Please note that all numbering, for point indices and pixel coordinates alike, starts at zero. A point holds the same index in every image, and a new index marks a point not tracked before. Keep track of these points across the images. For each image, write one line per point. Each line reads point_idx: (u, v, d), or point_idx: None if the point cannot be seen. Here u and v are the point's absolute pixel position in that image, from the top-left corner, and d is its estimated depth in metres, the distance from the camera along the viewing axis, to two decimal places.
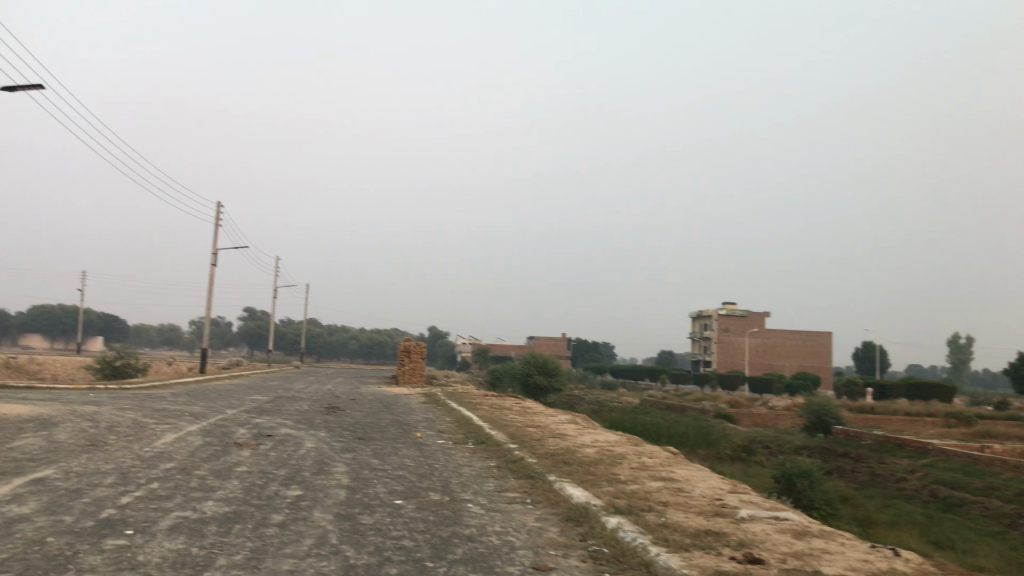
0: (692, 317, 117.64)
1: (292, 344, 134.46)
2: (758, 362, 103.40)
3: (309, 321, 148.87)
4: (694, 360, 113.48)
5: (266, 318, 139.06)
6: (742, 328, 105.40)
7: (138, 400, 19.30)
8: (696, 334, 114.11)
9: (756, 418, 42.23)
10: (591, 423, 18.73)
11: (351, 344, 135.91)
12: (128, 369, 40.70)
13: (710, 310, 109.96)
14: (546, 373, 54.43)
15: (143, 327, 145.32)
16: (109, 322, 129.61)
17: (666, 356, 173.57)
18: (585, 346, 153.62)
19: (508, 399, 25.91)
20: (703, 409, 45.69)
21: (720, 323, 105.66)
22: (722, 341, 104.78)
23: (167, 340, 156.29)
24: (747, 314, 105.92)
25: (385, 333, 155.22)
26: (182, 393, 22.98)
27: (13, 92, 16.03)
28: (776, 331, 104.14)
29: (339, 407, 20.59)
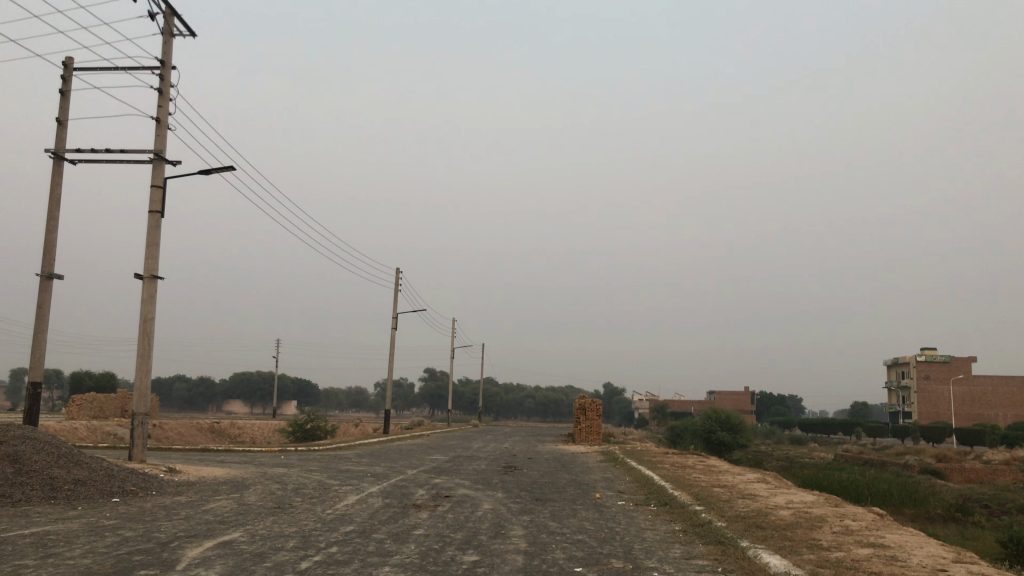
0: (887, 365, 110.40)
1: (471, 403, 137.17)
2: (966, 412, 95.44)
3: (487, 381, 151.56)
4: (891, 411, 105.95)
5: (445, 379, 142.88)
6: (945, 376, 97.78)
7: (324, 462, 19.96)
8: (892, 383, 106.83)
9: (969, 473, 38.57)
10: (783, 482, 17.56)
11: (528, 403, 137.04)
12: (317, 432, 42.54)
13: (906, 357, 102.82)
14: (729, 429, 52.35)
15: (332, 391, 153.03)
16: (302, 387, 137.40)
17: (859, 409, 163.11)
18: (769, 399, 147.35)
19: (690, 457, 24.95)
20: (906, 465, 42.25)
21: (918, 371, 98.60)
22: (921, 390, 97.51)
23: (354, 403, 163.60)
24: (949, 360, 98.13)
25: (561, 390, 155.52)
26: (365, 455, 23.61)
27: (209, 174, 17.20)
28: (984, 378, 95.99)
29: (518, 467, 20.42)
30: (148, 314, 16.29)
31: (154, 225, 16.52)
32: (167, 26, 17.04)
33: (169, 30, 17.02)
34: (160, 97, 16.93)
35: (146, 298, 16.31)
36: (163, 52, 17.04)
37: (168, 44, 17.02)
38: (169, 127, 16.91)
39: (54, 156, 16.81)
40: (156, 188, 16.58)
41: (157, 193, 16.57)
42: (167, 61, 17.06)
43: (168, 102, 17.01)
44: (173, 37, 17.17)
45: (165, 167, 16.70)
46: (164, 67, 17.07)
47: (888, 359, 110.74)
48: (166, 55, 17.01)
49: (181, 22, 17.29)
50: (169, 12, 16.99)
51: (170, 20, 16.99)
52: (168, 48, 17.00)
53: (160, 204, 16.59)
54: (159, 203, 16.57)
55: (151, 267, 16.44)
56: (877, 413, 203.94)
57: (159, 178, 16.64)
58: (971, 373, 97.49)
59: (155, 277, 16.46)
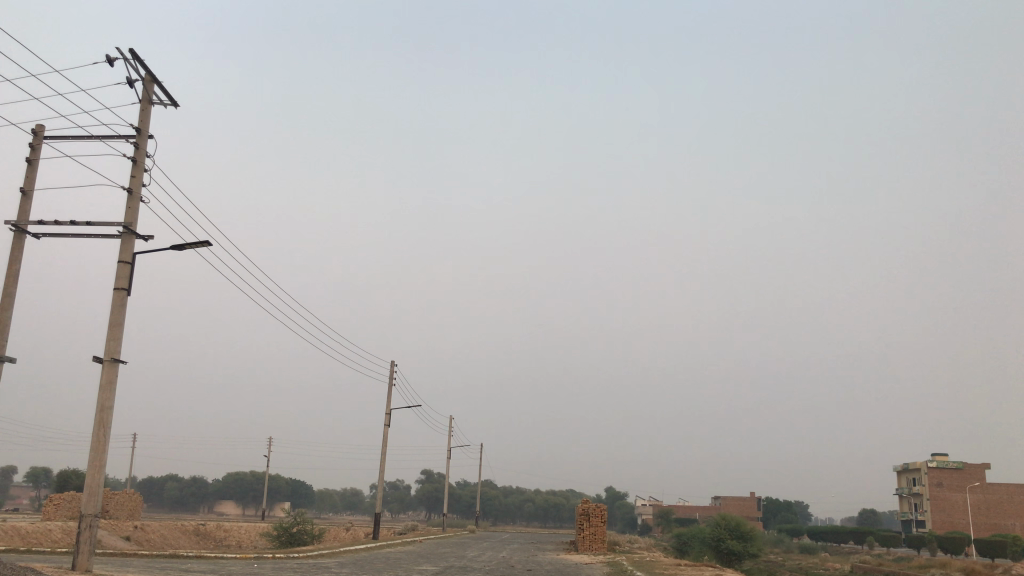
0: (897, 471, 107.18)
1: (468, 507, 133.08)
2: (982, 521, 91.83)
3: (486, 484, 147.74)
4: (903, 519, 101.90)
5: (442, 481, 139.12)
6: (958, 484, 94.59)
7: (298, 572, 17.95)
8: (903, 489, 103.35)
9: None
10: None
11: (527, 506, 133.20)
12: (303, 536, 40.11)
13: (917, 463, 99.80)
14: (739, 537, 49.48)
15: (327, 494, 149.29)
16: (296, 488, 133.88)
17: (868, 517, 157.75)
18: (776, 506, 143.14)
19: (706, 569, 22.79)
20: None
21: (930, 478, 95.66)
22: (935, 498, 94.24)
23: (349, 505, 159.28)
24: (961, 466, 95.11)
25: (562, 494, 151.28)
26: (347, 563, 21.48)
27: (183, 250, 15.79)
28: (999, 486, 92.87)
29: None
30: (105, 402, 14.62)
31: (119, 303, 15.01)
32: (146, 94, 15.96)
33: (148, 97, 15.94)
34: (134, 166, 15.71)
35: (104, 384, 14.68)
36: (140, 119, 15.92)
37: (146, 112, 15.90)
38: (141, 198, 15.61)
39: (15, 229, 15.47)
40: (123, 263, 15.17)
41: (125, 269, 15.15)
42: (143, 129, 15.91)
43: (143, 171, 15.78)
44: (152, 105, 16.06)
45: (135, 241, 15.34)
46: (140, 136, 15.92)
47: (898, 466, 107.48)
48: (142, 123, 15.87)
49: (162, 90, 16.22)
50: (149, 79, 15.92)
51: (149, 87, 15.93)
52: (146, 114, 15.89)
53: (127, 281, 15.14)
54: (125, 280, 15.12)
55: (112, 350, 14.85)
56: (887, 521, 197.30)
57: (127, 253, 15.26)
58: (986, 480, 94.36)
59: (115, 360, 14.89)
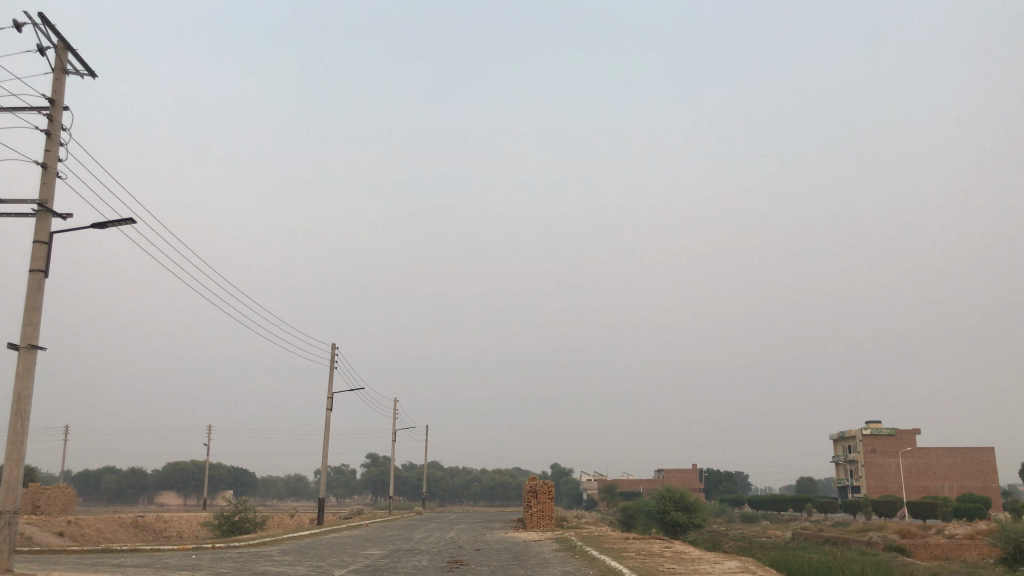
0: (834, 439, 109.69)
1: (414, 488, 132.68)
2: (914, 485, 94.81)
3: (432, 465, 147.40)
4: (840, 486, 104.70)
5: (388, 464, 138.30)
6: (891, 449, 97.24)
7: (238, 561, 17.37)
8: (839, 457, 105.99)
9: (934, 549, 36.95)
10: (766, 571, 15.58)
11: (473, 486, 133.44)
12: (246, 524, 39.26)
13: (852, 430, 102.34)
14: (684, 508, 50.04)
15: (270, 481, 147.36)
16: (238, 476, 131.82)
17: (806, 484, 161.71)
18: (718, 477, 145.79)
19: (654, 542, 22.79)
20: (869, 542, 40.33)
21: (865, 445, 98.16)
22: (869, 464, 96.80)
23: (293, 491, 157.58)
24: (894, 432, 97.72)
25: (509, 473, 151.81)
26: (291, 550, 20.85)
27: (104, 228, 14.90)
28: (929, 450, 95.82)
29: (465, 561, 17.87)
30: (22, 391, 13.76)
31: (35, 286, 14.13)
32: (59, 62, 14.98)
33: (61, 66, 14.97)
34: (48, 140, 14.75)
35: (22, 372, 13.82)
36: (53, 89, 14.93)
37: (60, 82, 14.93)
38: (57, 173, 14.69)
39: None
40: (39, 244, 14.27)
41: (40, 250, 14.25)
42: (57, 100, 14.94)
43: (58, 145, 14.83)
44: (66, 74, 15.09)
45: (51, 220, 14.43)
46: (53, 107, 14.94)
47: (834, 434, 110.19)
48: (56, 94, 14.90)
49: (77, 59, 15.27)
50: (62, 46, 14.94)
51: (63, 54, 14.95)
52: (59, 84, 14.92)
53: (44, 261, 14.25)
54: (41, 260, 14.23)
55: (29, 336, 13.97)
56: (824, 488, 202.67)
57: (43, 232, 14.35)
58: (917, 445, 97.15)
59: (33, 346, 14.03)
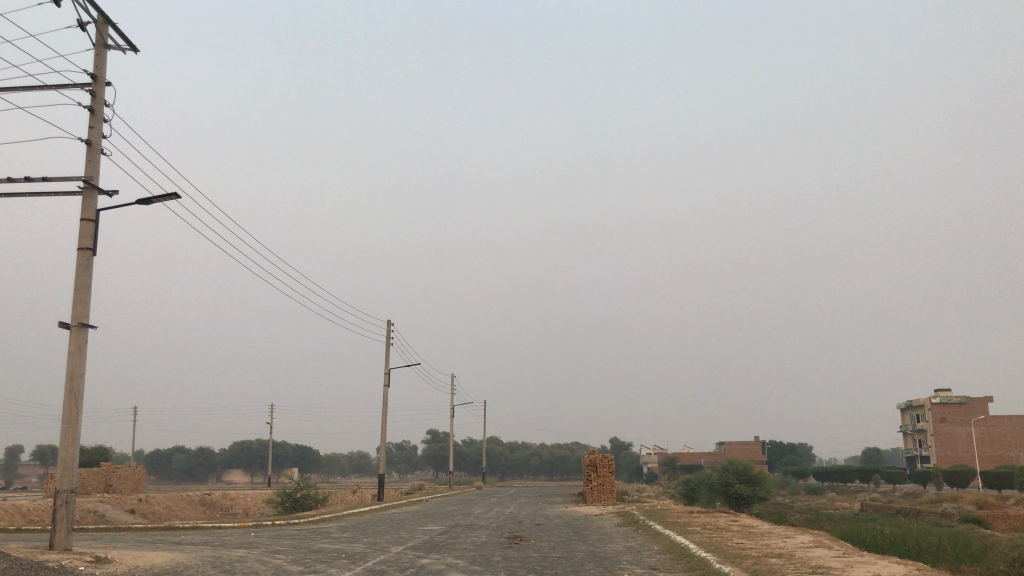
0: (901, 408, 106.98)
1: (474, 464, 133.43)
2: (987, 454, 91.90)
3: (491, 441, 148.05)
4: (908, 456, 102.20)
5: (448, 440, 139.21)
6: (962, 418, 94.36)
7: (296, 538, 17.23)
8: (907, 426, 103.32)
9: (1013, 521, 35.48)
10: (844, 545, 14.71)
11: (533, 461, 133.70)
12: (308, 501, 39.57)
13: (920, 399, 99.58)
14: (748, 481, 49.09)
15: (333, 458, 149.70)
16: (303, 454, 134.18)
17: (872, 455, 158.33)
18: (781, 448, 143.68)
19: (721, 516, 22.12)
20: (943, 514, 38.91)
21: (934, 414, 95.47)
22: (939, 433, 94.21)
23: (356, 467, 160.01)
24: (964, 400, 94.75)
25: (568, 447, 151.65)
26: (349, 527, 20.75)
27: (150, 205, 14.68)
28: (1002, 418, 92.77)
29: (525, 537, 17.28)
30: (75, 370, 13.66)
31: (84, 264, 13.99)
32: (99, 37, 14.78)
33: (102, 41, 14.76)
34: (91, 116, 14.56)
35: (74, 351, 13.71)
36: (95, 64, 14.72)
37: (100, 56, 14.71)
38: (101, 150, 14.49)
39: None
40: (86, 221, 14.12)
41: (88, 228, 14.09)
42: (99, 77, 14.74)
43: (101, 121, 14.64)
44: (108, 49, 14.90)
45: (98, 197, 14.26)
46: (96, 83, 14.74)
47: (901, 403, 107.41)
48: (98, 69, 14.69)
49: (118, 34, 15.05)
50: (102, 21, 14.72)
51: (103, 29, 14.73)
52: (101, 59, 14.71)
53: (91, 240, 14.10)
54: (89, 238, 14.08)
55: (80, 314, 13.85)
56: (890, 460, 198.42)
57: (90, 210, 14.20)
58: (989, 413, 94.12)
59: (84, 324, 13.91)
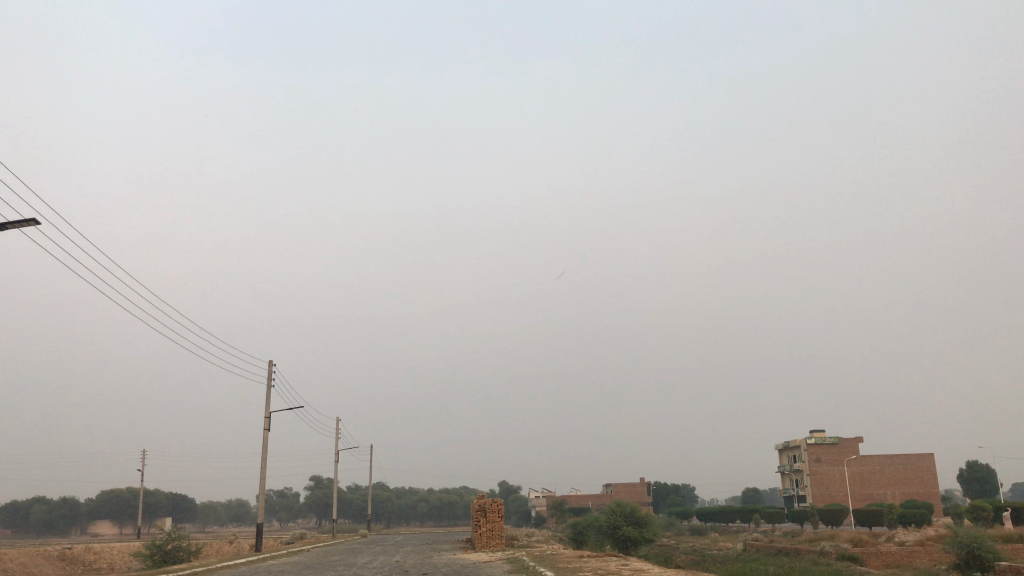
0: (779, 449, 110.51)
1: (359, 510, 129.88)
2: (859, 493, 95.63)
3: (377, 486, 144.62)
4: (786, 495, 105.42)
5: (333, 486, 135.16)
6: (835, 458, 98.06)
7: None
8: (785, 467, 106.71)
9: (886, 557, 36.69)
10: None
11: (420, 506, 131.31)
12: (180, 553, 37.29)
13: (796, 440, 103.16)
14: (635, 523, 49.26)
15: (210, 506, 143.01)
16: (177, 502, 127.60)
17: (751, 495, 162.88)
18: (665, 490, 145.97)
19: (611, 560, 21.78)
20: (822, 552, 39.93)
21: (810, 454, 98.84)
22: (814, 473, 97.53)
23: (235, 516, 153.31)
24: (837, 441, 98.62)
25: (456, 492, 149.78)
26: None
27: (6, 231, 13.44)
28: (872, 458, 96.90)
29: None
30: None
31: None
32: None
33: None
34: None
35: None
36: None
37: None
38: None
39: None
40: None
41: None
42: None
43: None
44: None
45: None
46: None
47: (779, 444, 111.01)
48: None
49: None
50: None
51: None
52: None
53: None
54: None
55: None
56: (769, 500, 204.40)
57: None
58: (860, 453, 98.19)
59: None
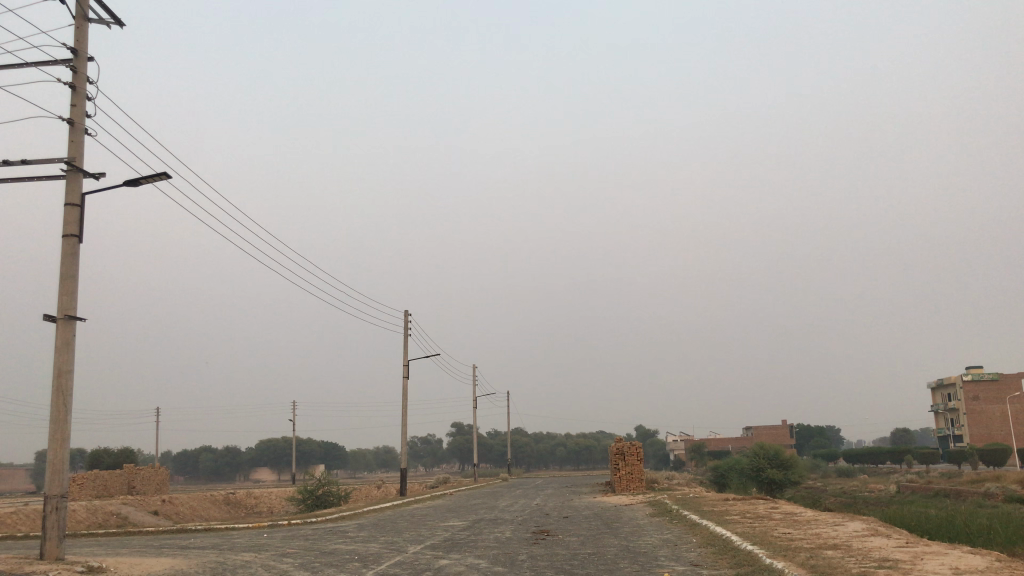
0: (931, 387, 104.91)
1: (499, 455, 132.65)
2: (1022, 432, 89.75)
3: (517, 432, 147.25)
4: (940, 435, 100.29)
5: (473, 432, 138.38)
6: (995, 395, 92.27)
7: (310, 539, 16.21)
8: (939, 406, 101.23)
9: None
10: (901, 533, 13.43)
11: (558, 451, 132.86)
12: (330, 497, 38.76)
13: (951, 377, 97.57)
14: (779, 465, 47.73)
15: (359, 453, 149.59)
16: (329, 450, 133.99)
17: (901, 436, 156.24)
18: (809, 432, 141.87)
19: (759, 503, 20.84)
20: (988, 494, 37.39)
21: (966, 392, 93.48)
22: (971, 411, 92.19)
23: (383, 463, 159.84)
24: (997, 378, 92.60)
25: (594, 436, 150.58)
26: (367, 525, 19.76)
27: (138, 186, 13.67)
28: None
29: (552, 531, 16.18)
30: (63, 366, 12.73)
31: (71, 252, 13.01)
32: (80, 10, 13.80)
33: (82, 14, 13.78)
34: (74, 94, 13.57)
35: (60, 346, 12.75)
36: (76, 38, 13.72)
37: (82, 31, 13.73)
38: (85, 129, 13.50)
39: None
40: (71, 206, 13.16)
41: (73, 212, 13.14)
42: (81, 51, 13.72)
43: (84, 99, 13.64)
44: (89, 22, 13.89)
45: (82, 180, 13.29)
46: (77, 59, 13.73)
47: (932, 382, 105.27)
48: (79, 43, 13.69)
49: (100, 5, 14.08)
50: None
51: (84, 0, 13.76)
52: (81, 32, 13.71)
53: (76, 226, 13.13)
54: (74, 225, 13.11)
55: (65, 306, 12.88)
56: (921, 439, 195.45)
57: (74, 193, 13.24)
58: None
59: (72, 317, 12.94)
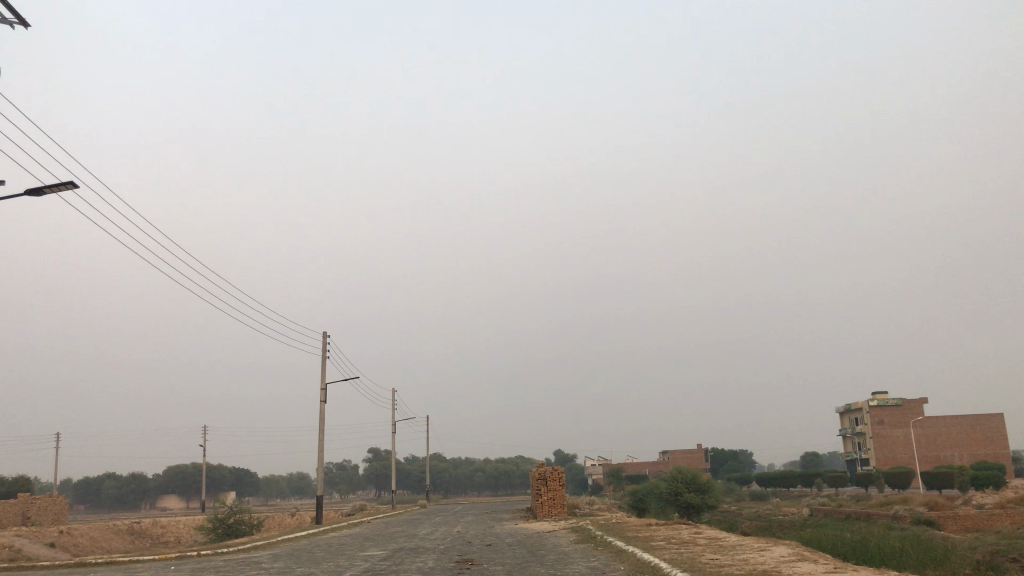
0: (840, 412, 108.03)
1: (417, 481, 130.94)
2: (924, 455, 93.10)
3: (435, 457, 145.75)
4: (847, 459, 103.30)
5: (390, 458, 136.31)
6: (899, 420, 95.65)
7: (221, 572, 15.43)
8: (846, 430, 104.29)
9: (965, 521, 35.20)
10: (824, 557, 13.50)
11: (477, 476, 131.94)
12: (242, 526, 37.38)
13: (858, 403, 100.75)
14: (696, 489, 48.23)
15: (272, 480, 145.62)
16: (241, 477, 130.01)
17: (810, 460, 160.52)
18: (723, 456, 144.48)
19: (682, 528, 20.81)
20: (896, 516, 38.47)
21: (872, 416, 96.65)
22: (877, 436, 95.31)
23: (297, 490, 155.97)
24: (901, 403, 96.03)
25: (513, 461, 150.12)
26: (282, 556, 18.96)
27: (42, 195, 12.86)
28: (939, 419, 94.01)
29: (477, 560, 15.79)
30: None
31: None
32: None
33: None
34: None
35: None
36: None
37: None
38: None
39: None
40: None
41: None
42: None
43: None
44: None
45: None
46: None
47: (840, 407, 108.47)
48: None
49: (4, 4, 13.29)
50: None
51: None
52: None
53: None
54: None
55: None
56: (828, 463, 200.81)
57: None
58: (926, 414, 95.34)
59: None
